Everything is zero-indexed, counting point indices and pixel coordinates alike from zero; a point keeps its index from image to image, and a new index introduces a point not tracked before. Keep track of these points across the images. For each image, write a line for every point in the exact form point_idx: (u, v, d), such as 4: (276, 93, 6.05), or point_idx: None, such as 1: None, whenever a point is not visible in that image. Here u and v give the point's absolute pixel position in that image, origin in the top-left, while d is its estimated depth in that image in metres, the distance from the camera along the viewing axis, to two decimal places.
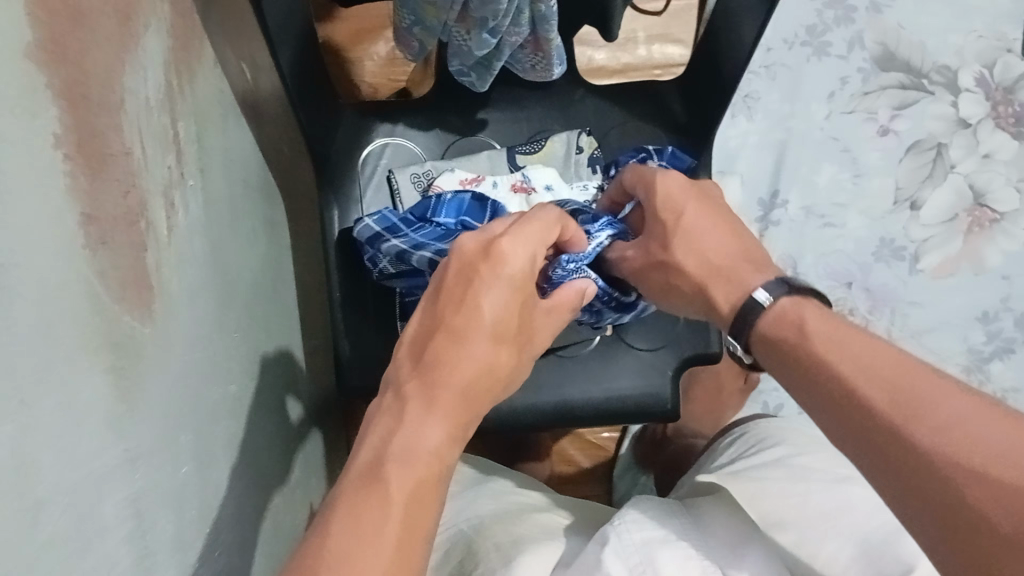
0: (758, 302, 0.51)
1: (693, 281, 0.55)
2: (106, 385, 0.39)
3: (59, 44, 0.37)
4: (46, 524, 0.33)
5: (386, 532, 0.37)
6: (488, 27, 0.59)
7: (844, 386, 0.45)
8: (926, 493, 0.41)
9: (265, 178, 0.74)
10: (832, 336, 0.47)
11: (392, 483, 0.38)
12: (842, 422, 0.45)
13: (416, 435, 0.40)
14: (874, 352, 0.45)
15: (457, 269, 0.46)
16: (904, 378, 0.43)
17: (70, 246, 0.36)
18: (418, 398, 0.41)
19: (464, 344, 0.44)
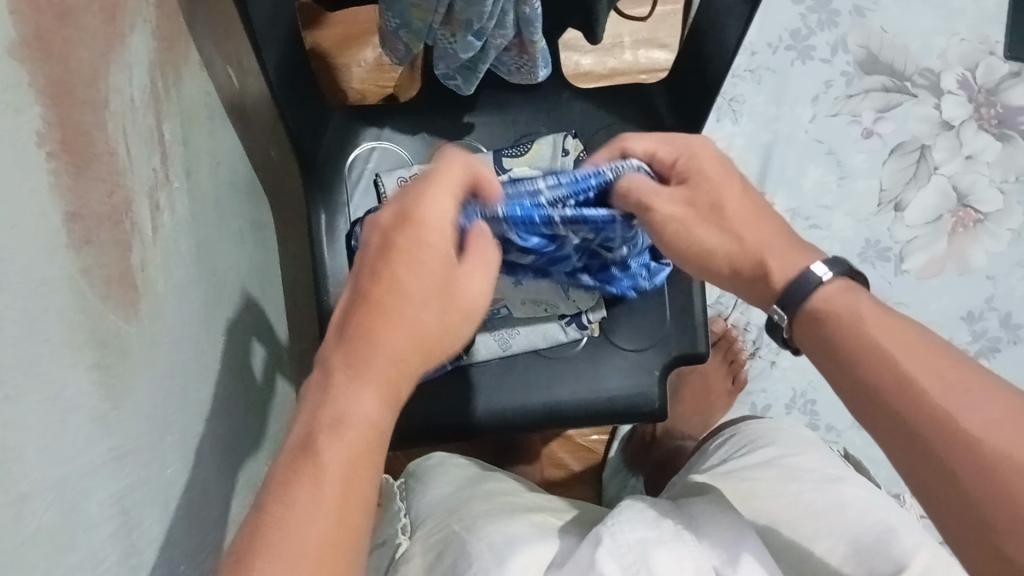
0: (814, 276, 0.48)
1: (749, 257, 0.51)
2: (93, 382, 0.39)
3: (43, 42, 0.37)
4: (31, 517, 0.33)
5: (320, 509, 0.38)
6: (473, 29, 0.59)
7: (873, 372, 0.44)
8: (944, 486, 0.41)
9: (252, 182, 0.74)
10: (869, 319, 0.45)
11: (327, 457, 0.40)
12: (866, 406, 0.44)
13: (348, 413, 0.41)
14: (910, 343, 0.44)
15: (381, 235, 0.46)
16: (941, 373, 0.42)
17: (55, 244, 0.36)
18: (345, 374, 0.42)
19: (388, 314, 0.44)
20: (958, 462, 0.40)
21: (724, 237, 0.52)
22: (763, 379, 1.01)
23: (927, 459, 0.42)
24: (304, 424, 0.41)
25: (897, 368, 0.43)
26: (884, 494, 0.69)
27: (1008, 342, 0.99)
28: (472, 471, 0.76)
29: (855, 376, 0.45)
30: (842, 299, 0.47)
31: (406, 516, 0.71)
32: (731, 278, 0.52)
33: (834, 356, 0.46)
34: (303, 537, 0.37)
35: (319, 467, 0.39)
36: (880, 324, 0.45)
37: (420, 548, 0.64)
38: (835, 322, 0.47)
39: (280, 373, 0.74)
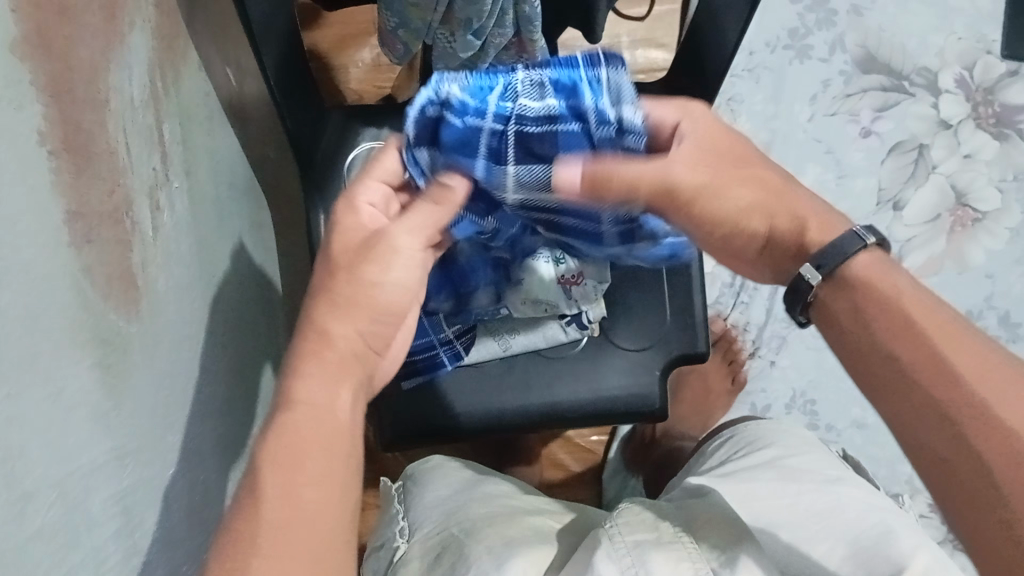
0: (862, 236, 0.48)
1: (790, 223, 0.51)
2: (94, 381, 0.39)
3: (45, 40, 0.37)
4: (34, 515, 0.33)
5: (312, 506, 0.42)
6: (473, 28, 0.59)
7: (907, 346, 0.44)
8: (960, 473, 0.40)
9: (251, 182, 0.74)
10: (906, 298, 0.45)
11: (309, 459, 0.43)
12: (890, 381, 0.44)
13: (322, 406, 0.45)
14: (945, 325, 0.44)
15: (344, 249, 0.49)
16: (978, 357, 0.42)
17: (57, 242, 0.36)
18: (318, 372, 0.46)
19: (355, 313, 0.48)
20: (982, 443, 0.40)
21: (757, 193, 0.51)
22: (763, 379, 1.01)
23: (945, 437, 0.41)
24: (278, 419, 0.44)
25: (933, 348, 0.43)
26: (884, 496, 0.69)
27: (1007, 340, 0.98)
28: (471, 473, 0.76)
29: (884, 352, 0.45)
30: (878, 275, 0.47)
31: (404, 518, 0.71)
32: (765, 251, 0.52)
33: (862, 330, 0.46)
34: (293, 521, 0.41)
35: (297, 460, 0.42)
36: (922, 304, 0.45)
37: (419, 548, 0.64)
38: (868, 297, 0.46)
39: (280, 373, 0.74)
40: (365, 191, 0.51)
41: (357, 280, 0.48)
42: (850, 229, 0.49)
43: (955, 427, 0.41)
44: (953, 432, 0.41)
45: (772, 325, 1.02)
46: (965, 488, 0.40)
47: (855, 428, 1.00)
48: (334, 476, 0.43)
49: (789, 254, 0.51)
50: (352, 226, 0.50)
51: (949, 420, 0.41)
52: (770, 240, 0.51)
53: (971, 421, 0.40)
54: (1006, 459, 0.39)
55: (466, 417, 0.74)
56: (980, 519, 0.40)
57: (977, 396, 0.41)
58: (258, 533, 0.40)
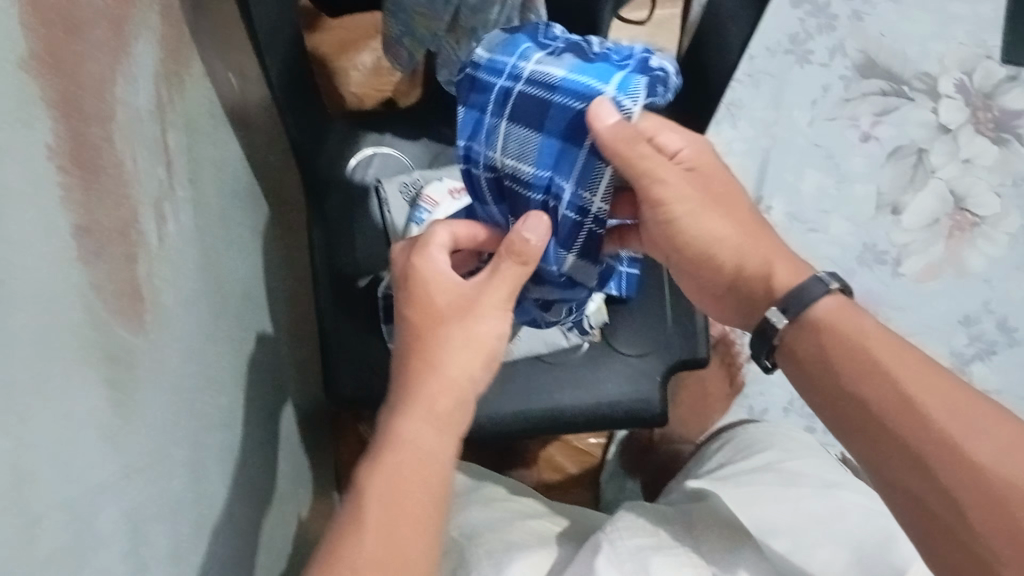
0: (823, 280, 0.49)
1: (759, 264, 0.52)
2: (102, 397, 0.39)
3: (54, 56, 0.37)
4: (45, 537, 0.33)
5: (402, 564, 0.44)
6: (478, 39, 0.60)
7: (871, 389, 0.46)
8: (934, 513, 0.44)
9: (254, 188, 0.74)
10: (873, 339, 0.47)
11: (403, 517, 0.46)
12: (858, 425, 0.46)
13: (427, 451, 0.48)
14: (907, 365, 0.46)
15: (441, 305, 0.52)
16: (941, 394, 0.44)
17: (65, 260, 0.36)
18: (416, 421, 0.49)
19: (458, 355, 0.51)
20: (952, 477, 0.43)
21: (735, 232, 0.53)
22: (761, 383, 1.01)
23: (916, 477, 0.44)
24: (382, 460, 0.47)
25: (900, 389, 0.45)
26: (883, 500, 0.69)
27: (1004, 345, 0.99)
28: (471, 478, 0.75)
29: (850, 394, 0.47)
30: (842, 317, 0.48)
31: None
32: (731, 292, 0.54)
33: (828, 371, 0.48)
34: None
35: (399, 499, 0.46)
36: (884, 345, 0.47)
37: None
38: (834, 338, 0.48)
39: (281, 379, 0.74)
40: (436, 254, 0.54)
41: (444, 342, 0.51)
42: (812, 274, 0.50)
43: (926, 462, 0.44)
44: (923, 469, 0.44)
45: None
46: (938, 520, 0.44)
47: None
48: (428, 512, 0.47)
49: (753, 298, 0.52)
50: (439, 282, 0.53)
51: (920, 456, 0.44)
52: (738, 277, 0.53)
53: (942, 457, 0.43)
54: (974, 493, 0.42)
55: (472, 418, 0.74)
56: (949, 545, 0.43)
57: (944, 432, 0.43)
58: (356, 560, 0.44)
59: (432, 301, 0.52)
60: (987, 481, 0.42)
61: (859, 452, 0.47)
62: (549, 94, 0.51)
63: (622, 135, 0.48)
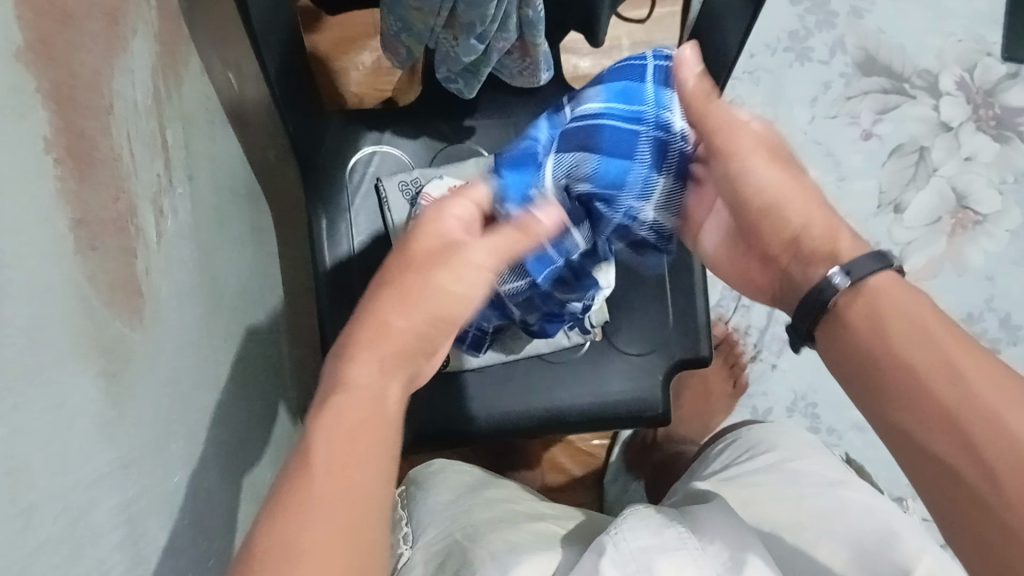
0: (887, 254, 0.47)
1: (824, 227, 0.50)
2: (96, 390, 0.38)
3: (49, 46, 0.37)
4: (39, 528, 0.32)
5: (344, 487, 0.37)
6: (476, 33, 0.59)
7: (922, 357, 0.43)
8: (973, 491, 0.40)
9: (251, 186, 0.74)
10: (928, 315, 0.44)
11: (347, 442, 0.39)
12: (898, 389, 0.43)
13: (372, 391, 0.42)
14: (958, 338, 0.43)
15: (416, 249, 0.49)
16: (989, 367, 0.41)
17: (60, 250, 0.36)
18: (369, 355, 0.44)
19: (413, 311, 0.46)
20: (994, 452, 0.39)
21: (794, 202, 0.51)
22: (764, 382, 1.01)
23: (949, 447, 0.41)
24: (330, 401, 0.41)
25: (950, 359, 0.42)
26: (887, 500, 0.68)
27: (1007, 342, 0.99)
28: (476, 476, 0.75)
29: (897, 360, 0.43)
30: (897, 290, 0.45)
31: (407, 523, 0.70)
32: (792, 256, 0.51)
33: (878, 333, 0.45)
34: (333, 506, 0.37)
35: (352, 441, 0.39)
36: (938, 318, 0.44)
37: (423, 555, 0.64)
38: (887, 306, 0.45)
39: (279, 379, 0.74)
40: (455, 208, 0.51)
41: (419, 278, 0.47)
42: (870, 249, 0.47)
43: (969, 432, 0.40)
44: (963, 439, 0.41)
45: (774, 328, 1.01)
46: (969, 493, 0.40)
47: (856, 430, 1.00)
48: (380, 468, 0.39)
49: (811, 257, 0.49)
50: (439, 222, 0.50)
51: (960, 426, 0.41)
52: (800, 237, 0.50)
53: (991, 438, 0.40)
54: (1020, 470, 0.39)
55: (476, 419, 0.73)
56: (983, 527, 0.40)
57: (993, 407, 0.40)
58: (305, 501, 0.36)
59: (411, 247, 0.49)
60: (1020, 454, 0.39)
61: (895, 425, 0.44)
62: (595, 118, 0.53)
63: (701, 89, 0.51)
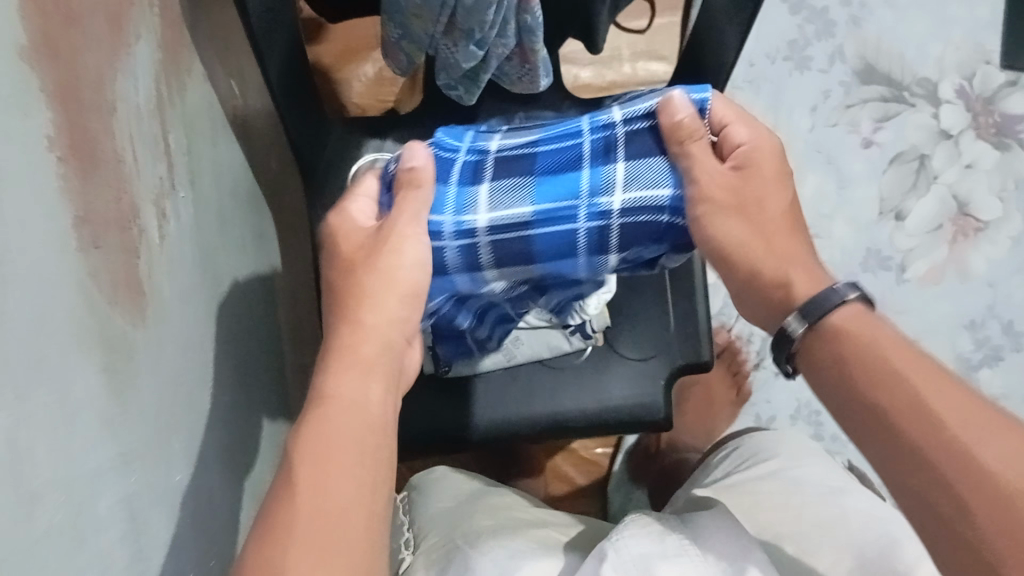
0: (844, 286, 0.46)
1: (776, 269, 0.49)
2: (100, 384, 0.39)
3: (53, 46, 0.37)
4: (42, 516, 0.33)
5: (332, 503, 0.41)
6: (475, 38, 0.60)
7: (884, 393, 0.42)
8: (944, 530, 0.39)
9: (254, 195, 0.74)
10: (891, 349, 0.43)
11: (338, 457, 0.43)
12: (864, 429, 0.43)
13: (356, 398, 0.46)
14: (924, 371, 0.42)
15: (348, 256, 0.51)
16: (952, 398, 0.41)
17: (63, 244, 0.36)
18: (352, 362, 0.47)
19: (379, 308, 0.49)
20: (966, 488, 0.38)
21: (745, 231, 0.50)
22: (767, 390, 1.01)
23: (921, 483, 0.40)
24: (311, 415, 0.45)
25: (914, 392, 0.41)
26: (889, 506, 0.68)
27: (1010, 349, 0.99)
28: (479, 483, 0.76)
29: (864, 399, 0.43)
30: (859, 325, 0.45)
31: (408, 530, 0.70)
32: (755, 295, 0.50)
33: (843, 373, 0.44)
34: (318, 525, 0.40)
35: (329, 450, 0.43)
36: (902, 353, 0.43)
37: (424, 561, 0.63)
38: (851, 344, 0.44)
39: (281, 385, 0.74)
40: (358, 204, 0.53)
41: (374, 277, 0.49)
42: (838, 282, 0.47)
43: (934, 466, 0.40)
44: (931, 474, 0.40)
45: None
46: (944, 528, 0.39)
47: (860, 438, 1.00)
48: (366, 470, 0.43)
49: (769, 302, 0.49)
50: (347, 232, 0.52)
51: (930, 460, 0.40)
52: (756, 279, 0.50)
53: (955, 470, 0.39)
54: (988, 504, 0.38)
55: (493, 422, 0.74)
56: (963, 559, 0.39)
57: (956, 438, 0.39)
58: (291, 519, 0.40)
59: (345, 251, 0.51)
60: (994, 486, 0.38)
61: (874, 458, 0.43)
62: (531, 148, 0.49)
63: (683, 133, 0.47)
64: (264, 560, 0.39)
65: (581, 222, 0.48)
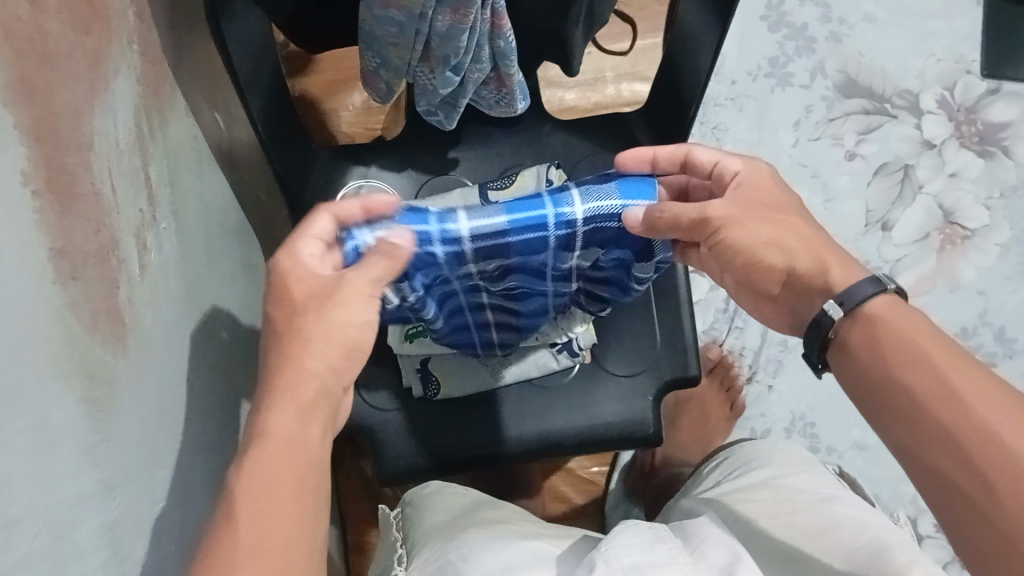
0: (871, 280, 0.48)
1: (811, 262, 0.51)
2: (79, 413, 0.39)
3: (28, 84, 0.38)
4: (21, 541, 0.33)
5: (276, 538, 0.41)
6: (451, 65, 0.61)
7: (915, 380, 0.44)
8: (977, 513, 0.41)
9: (241, 225, 0.76)
10: (919, 337, 0.45)
11: (277, 486, 0.43)
12: (895, 410, 0.45)
13: (292, 435, 0.45)
14: (951, 356, 0.44)
15: (305, 289, 0.50)
16: (983, 385, 0.43)
17: (41, 277, 0.37)
18: (286, 396, 0.47)
19: (327, 341, 0.49)
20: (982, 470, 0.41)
21: (768, 232, 0.52)
22: (762, 404, 1.01)
23: (940, 464, 0.43)
24: (249, 453, 0.44)
25: (943, 378, 0.43)
26: (879, 513, 0.67)
27: (1003, 356, 0.99)
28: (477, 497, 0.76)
29: (897, 384, 0.45)
30: (894, 314, 0.47)
31: (403, 547, 0.70)
32: (786, 289, 0.52)
33: (874, 357, 0.46)
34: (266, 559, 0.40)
35: (275, 478, 0.43)
36: (932, 342, 0.45)
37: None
38: (884, 334, 0.46)
39: None
40: (305, 246, 0.51)
41: (309, 323, 0.49)
42: (867, 275, 0.49)
43: (962, 450, 0.42)
44: (959, 458, 0.42)
45: (768, 350, 1.02)
46: (974, 509, 0.41)
47: (856, 449, 1.00)
48: (303, 506, 0.43)
49: (807, 290, 0.50)
50: (299, 274, 0.50)
51: (951, 440, 0.42)
52: (791, 271, 0.51)
53: (984, 458, 0.41)
54: (1017, 489, 0.40)
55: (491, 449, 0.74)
56: (979, 532, 0.41)
57: (984, 424, 0.41)
58: (235, 554, 0.40)
59: (296, 286, 0.50)
60: (1017, 470, 0.40)
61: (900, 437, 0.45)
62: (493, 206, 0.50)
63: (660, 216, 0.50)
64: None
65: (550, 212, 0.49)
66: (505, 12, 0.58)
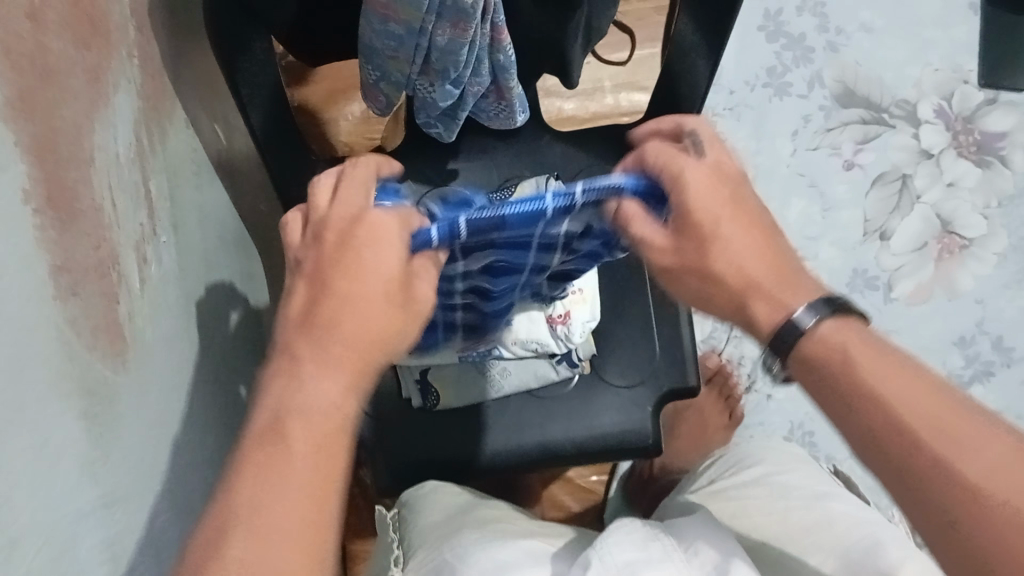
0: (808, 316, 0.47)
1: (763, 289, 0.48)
2: (79, 429, 0.40)
3: (29, 101, 0.38)
4: (21, 559, 0.34)
5: (280, 512, 0.39)
6: (450, 78, 0.61)
7: (866, 412, 0.44)
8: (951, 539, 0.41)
9: (240, 236, 0.76)
10: (861, 362, 0.45)
11: (292, 457, 0.41)
12: (856, 442, 0.45)
13: (323, 404, 0.43)
14: (902, 378, 0.44)
15: (347, 251, 0.45)
16: (937, 405, 0.43)
17: (41, 294, 0.37)
18: (314, 359, 0.44)
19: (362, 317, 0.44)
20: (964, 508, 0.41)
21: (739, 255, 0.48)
22: (760, 413, 1.02)
23: (924, 502, 0.42)
24: (273, 421, 0.42)
25: (891, 409, 0.43)
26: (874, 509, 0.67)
27: (1000, 365, 0.99)
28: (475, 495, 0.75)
29: (855, 416, 0.45)
30: (841, 340, 0.46)
31: (398, 546, 0.69)
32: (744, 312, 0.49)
33: (825, 388, 0.46)
34: (268, 537, 0.39)
35: (290, 448, 0.41)
36: (877, 365, 0.45)
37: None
38: (829, 365, 0.46)
39: None
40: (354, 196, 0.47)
41: (351, 294, 0.45)
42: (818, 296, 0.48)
43: (926, 481, 0.42)
44: (922, 487, 0.42)
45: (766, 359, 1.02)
46: (950, 537, 0.41)
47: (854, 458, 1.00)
48: (318, 480, 0.41)
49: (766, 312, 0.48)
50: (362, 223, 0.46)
51: (918, 474, 0.42)
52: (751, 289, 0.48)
53: (945, 485, 0.41)
54: (981, 518, 0.40)
55: (487, 458, 0.74)
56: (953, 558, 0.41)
57: (939, 454, 0.42)
58: (234, 526, 0.39)
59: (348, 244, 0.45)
60: (983, 499, 0.40)
61: (880, 470, 0.44)
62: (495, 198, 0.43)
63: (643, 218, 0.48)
64: (222, 548, 0.38)
65: (550, 203, 0.41)
66: (504, 26, 0.58)
